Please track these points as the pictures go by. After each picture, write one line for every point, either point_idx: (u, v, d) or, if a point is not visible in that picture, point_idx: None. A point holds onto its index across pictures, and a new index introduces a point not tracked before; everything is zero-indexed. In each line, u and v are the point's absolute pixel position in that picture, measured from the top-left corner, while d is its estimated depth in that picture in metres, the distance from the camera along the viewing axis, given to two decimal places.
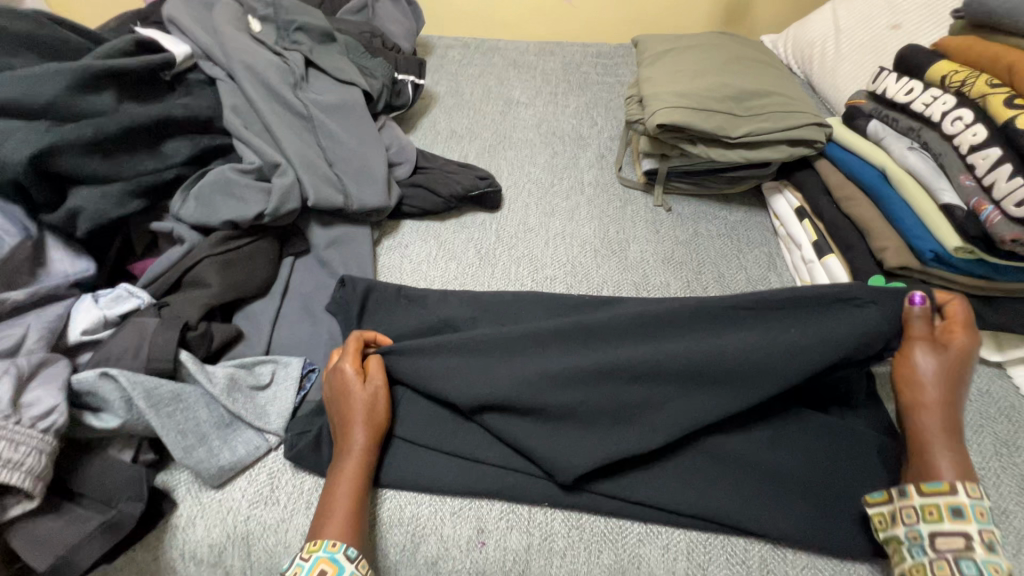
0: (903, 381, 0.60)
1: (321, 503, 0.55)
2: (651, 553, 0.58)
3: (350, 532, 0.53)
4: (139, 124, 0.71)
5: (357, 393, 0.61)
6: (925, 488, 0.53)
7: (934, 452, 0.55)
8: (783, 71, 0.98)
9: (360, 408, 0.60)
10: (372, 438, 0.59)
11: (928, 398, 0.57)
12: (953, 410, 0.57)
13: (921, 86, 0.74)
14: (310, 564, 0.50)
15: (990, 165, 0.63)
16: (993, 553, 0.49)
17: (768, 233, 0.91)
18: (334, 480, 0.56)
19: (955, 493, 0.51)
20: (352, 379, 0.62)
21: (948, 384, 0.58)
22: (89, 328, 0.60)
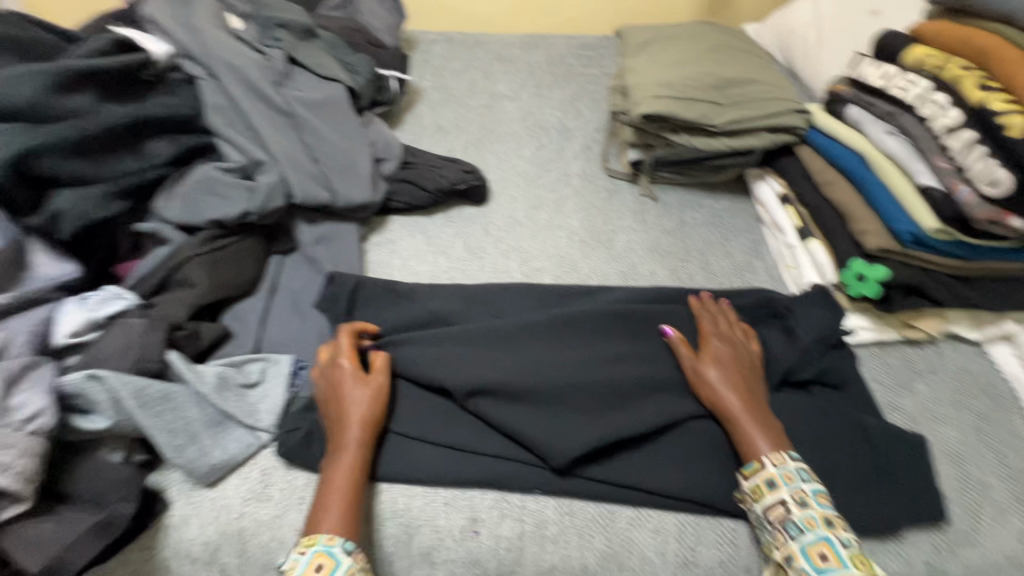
0: (698, 390, 0.64)
1: (319, 496, 0.56)
2: (642, 537, 0.59)
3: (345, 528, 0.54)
4: (119, 125, 0.70)
5: (356, 393, 0.61)
6: (746, 472, 0.58)
7: (751, 434, 0.59)
8: (764, 58, 0.99)
9: (358, 406, 0.60)
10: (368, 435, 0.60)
11: (726, 395, 0.62)
12: (742, 397, 0.62)
13: (897, 71, 0.76)
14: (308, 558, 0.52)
15: (964, 146, 0.64)
16: (806, 508, 0.54)
17: (753, 220, 0.92)
18: (329, 477, 0.57)
19: (765, 467, 0.57)
20: (352, 379, 0.62)
21: (733, 379, 0.63)
22: (75, 330, 0.59)
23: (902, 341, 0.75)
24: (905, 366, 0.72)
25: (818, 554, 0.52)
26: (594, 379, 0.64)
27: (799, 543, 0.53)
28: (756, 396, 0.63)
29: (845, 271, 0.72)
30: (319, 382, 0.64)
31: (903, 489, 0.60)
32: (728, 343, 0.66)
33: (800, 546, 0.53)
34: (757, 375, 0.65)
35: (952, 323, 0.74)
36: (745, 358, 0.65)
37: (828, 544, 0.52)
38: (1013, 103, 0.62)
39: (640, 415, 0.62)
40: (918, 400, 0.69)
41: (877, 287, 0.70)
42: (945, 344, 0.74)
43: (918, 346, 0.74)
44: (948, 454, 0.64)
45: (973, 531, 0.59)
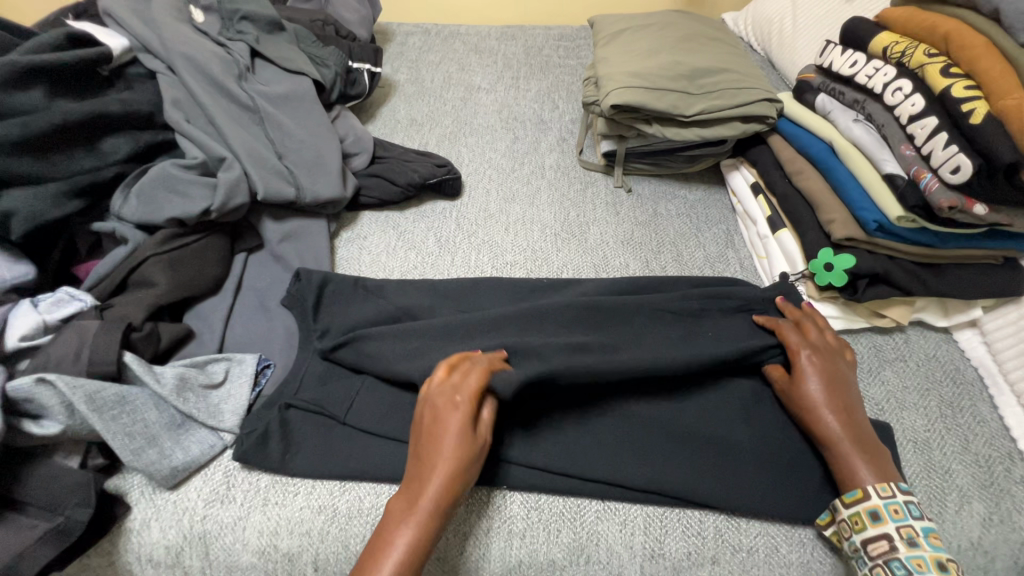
0: (795, 405, 0.62)
1: (378, 534, 0.51)
2: (609, 529, 0.59)
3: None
4: (73, 122, 0.68)
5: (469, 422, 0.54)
6: (847, 500, 0.55)
7: (852, 461, 0.56)
8: (737, 47, 0.98)
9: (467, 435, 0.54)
10: (464, 475, 0.52)
11: (824, 413, 0.59)
12: (850, 418, 0.59)
13: (864, 58, 0.74)
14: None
15: (927, 134, 0.63)
16: (915, 548, 0.51)
17: (726, 210, 0.91)
18: (391, 533, 0.50)
19: (870, 497, 0.54)
20: (466, 403, 0.55)
21: (830, 392, 0.61)
22: (27, 334, 0.58)
23: (871, 330, 0.75)
24: (873, 354, 0.72)
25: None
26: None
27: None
28: (856, 415, 0.60)
29: (815, 260, 0.72)
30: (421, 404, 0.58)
31: None
32: (819, 355, 0.64)
33: None
34: (853, 388, 0.62)
35: (921, 310, 0.75)
36: (846, 374, 0.63)
37: None
38: (976, 90, 0.61)
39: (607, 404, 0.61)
40: (886, 387, 0.69)
41: (844, 276, 0.70)
42: (912, 332, 0.75)
43: (888, 334, 0.74)
44: (914, 441, 0.64)
45: (937, 517, 0.59)
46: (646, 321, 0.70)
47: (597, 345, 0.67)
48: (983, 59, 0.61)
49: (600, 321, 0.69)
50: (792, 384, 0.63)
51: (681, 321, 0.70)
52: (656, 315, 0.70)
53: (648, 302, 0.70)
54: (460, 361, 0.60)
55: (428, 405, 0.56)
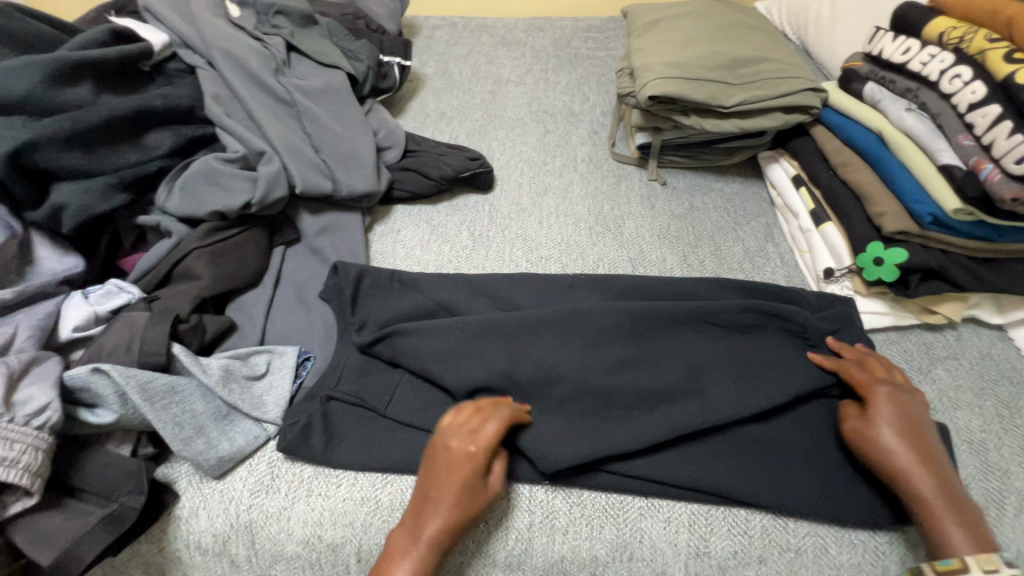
0: (868, 455, 0.56)
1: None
2: (653, 526, 0.58)
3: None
4: (119, 117, 0.69)
5: (477, 464, 0.55)
6: (937, 567, 0.49)
7: (943, 521, 0.50)
8: (777, 36, 0.96)
9: (473, 480, 0.54)
10: (461, 519, 0.53)
11: (905, 466, 0.54)
12: (931, 470, 0.53)
13: (918, 45, 0.71)
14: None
15: (990, 123, 0.61)
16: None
17: (765, 203, 0.89)
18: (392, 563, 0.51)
19: (969, 570, 0.47)
20: (480, 445, 0.56)
21: (911, 443, 0.55)
22: (79, 325, 0.59)
23: (920, 326, 0.73)
24: (924, 352, 0.70)
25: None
26: (602, 390, 0.63)
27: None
28: (941, 466, 0.54)
29: (862, 254, 0.70)
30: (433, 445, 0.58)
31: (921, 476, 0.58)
32: (894, 393, 0.59)
33: None
34: (933, 434, 0.56)
35: (974, 307, 0.72)
36: (924, 418, 0.57)
37: None
38: None
39: (642, 425, 0.60)
40: (938, 386, 0.67)
41: (895, 271, 0.68)
42: (964, 329, 0.72)
43: (938, 331, 0.72)
44: (969, 442, 0.62)
45: (995, 521, 0.57)
46: (694, 339, 0.67)
47: (637, 359, 0.65)
48: None
49: (643, 323, 0.67)
50: (863, 431, 0.57)
51: (731, 336, 0.68)
52: (704, 328, 0.68)
53: (695, 312, 0.68)
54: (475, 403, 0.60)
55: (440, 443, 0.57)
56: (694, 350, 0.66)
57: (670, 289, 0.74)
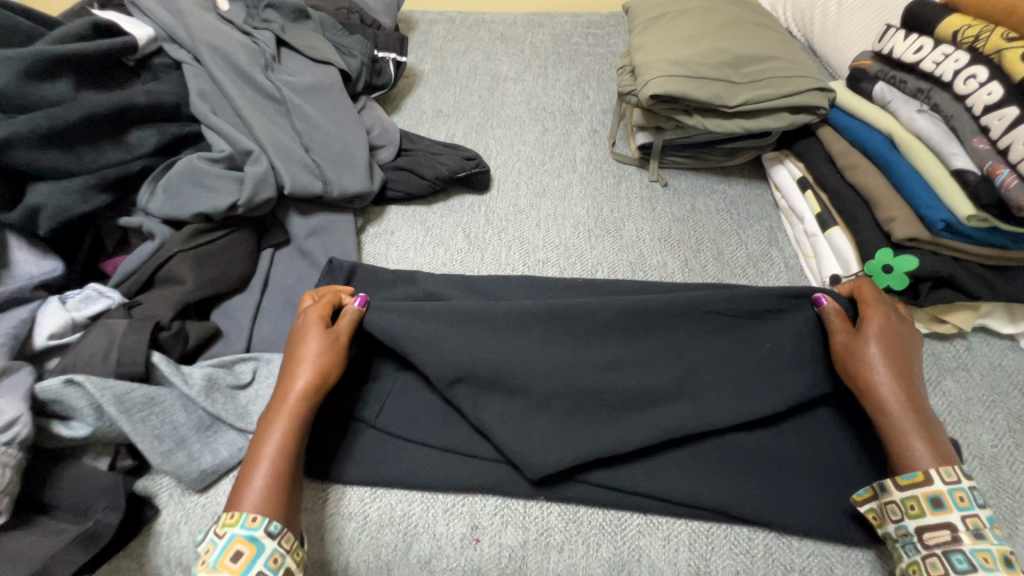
0: (849, 366, 0.58)
1: (246, 462, 0.51)
2: (652, 544, 0.56)
3: (268, 500, 0.49)
4: (100, 114, 0.66)
5: (314, 337, 0.58)
6: (902, 481, 0.51)
7: (907, 428, 0.53)
8: (784, 33, 0.93)
9: (318, 348, 0.58)
10: (323, 374, 0.56)
11: (880, 380, 0.56)
12: (906, 387, 0.55)
13: (931, 44, 0.68)
14: (224, 543, 0.46)
15: (1006, 126, 0.58)
16: (982, 540, 0.47)
17: (769, 206, 0.87)
18: (262, 440, 0.52)
19: (932, 482, 0.50)
20: (312, 328, 0.59)
21: (891, 359, 0.57)
22: (55, 332, 0.57)
23: (929, 336, 0.70)
24: (933, 362, 0.68)
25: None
26: (597, 388, 0.61)
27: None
28: (916, 387, 0.56)
29: (871, 262, 0.67)
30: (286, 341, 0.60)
31: None
32: (889, 321, 0.60)
33: None
34: (915, 363, 0.58)
35: (985, 316, 0.70)
36: (912, 349, 0.59)
37: None
38: None
39: (631, 426, 0.59)
40: (947, 399, 0.65)
41: (905, 279, 0.65)
42: (974, 338, 0.70)
43: (947, 340, 0.70)
44: (980, 457, 0.60)
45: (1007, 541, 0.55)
46: (693, 332, 0.64)
47: (639, 366, 0.63)
48: None
49: (639, 322, 0.64)
50: (850, 345, 0.59)
51: (731, 327, 0.65)
52: (703, 316, 0.65)
53: (690, 302, 0.65)
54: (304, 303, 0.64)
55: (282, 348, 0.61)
56: (691, 345, 0.64)
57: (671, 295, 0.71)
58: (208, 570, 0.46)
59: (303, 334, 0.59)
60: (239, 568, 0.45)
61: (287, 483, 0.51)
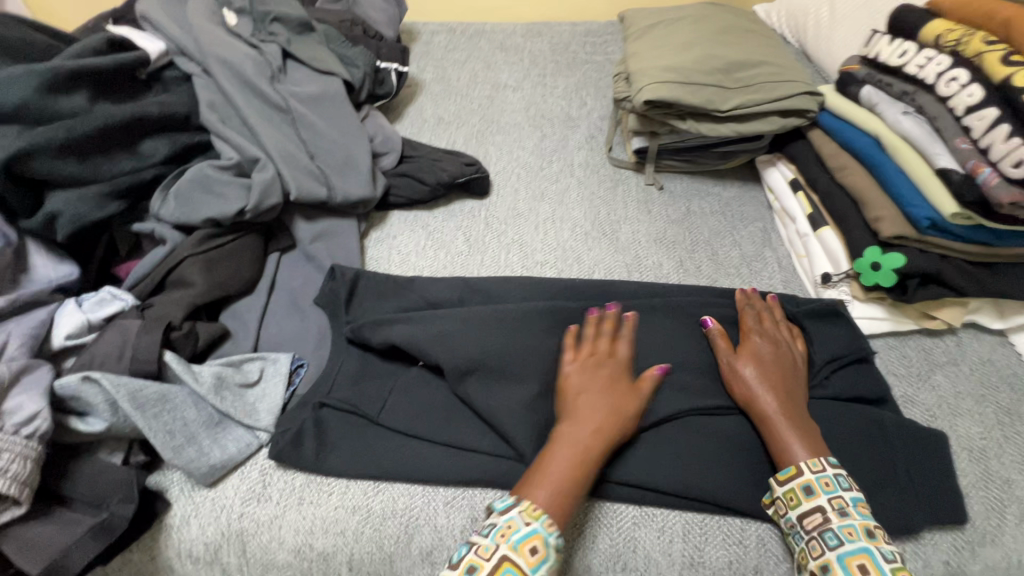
0: (730, 386, 0.63)
1: (532, 475, 0.55)
2: (646, 536, 0.58)
3: (554, 510, 0.52)
4: (114, 125, 0.69)
5: (626, 390, 0.60)
6: (780, 477, 0.56)
7: (786, 436, 0.57)
8: (774, 39, 0.95)
9: (628, 391, 0.60)
10: (611, 408, 0.59)
11: (760, 395, 0.60)
12: (785, 399, 0.60)
13: (915, 48, 0.71)
14: (527, 532, 0.51)
15: (986, 126, 0.60)
16: (846, 517, 0.52)
17: (763, 208, 0.89)
18: (551, 457, 0.55)
19: (802, 473, 0.55)
20: (622, 384, 0.61)
21: (773, 381, 0.62)
22: (72, 333, 0.59)
23: (920, 332, 0.72)
24: (923, 358, 0.69)
25: (857, 565, 0.49)
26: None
27: (836, 552, 0.50)
28: (794, 398, 0.61)
29: (861, 259, 0.69)
30: (570, 373, 0.62)
31: (921, 492, 0.57)
32: (764, 340, 0.65)
33: (836, 555, 0.50)
34: (794, 375, 0.63)
35: (975, 312, 0.71)
36: (789, 364, 0.64)
37: (867, 555, 0.50)
38: None
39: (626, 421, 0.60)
40: (938, 392, 0.66)
41: (892, 276, 0.67)
42: (965, 335, 0.71)
43: (938, 336, 0.71)
44: (969, 450, 0.61)
45: (995, 530, 0.56)
46: (684, 330, 0.69)
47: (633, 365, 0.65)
48: None
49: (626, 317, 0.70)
50: (727, 368, 0.64)
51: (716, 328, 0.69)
52: (694, 321, 0.70)
53: (682, 306, 0.70)
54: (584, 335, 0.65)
55: (574, 378, 0.61)
56: (679, 344, 0.67)
57: (663, 294, 0.74)
58: (509, 546, 0.50)
59: (587, 373, 0.61)
60: (536, 561, 0.50)
61: (572, 502, 0.54)
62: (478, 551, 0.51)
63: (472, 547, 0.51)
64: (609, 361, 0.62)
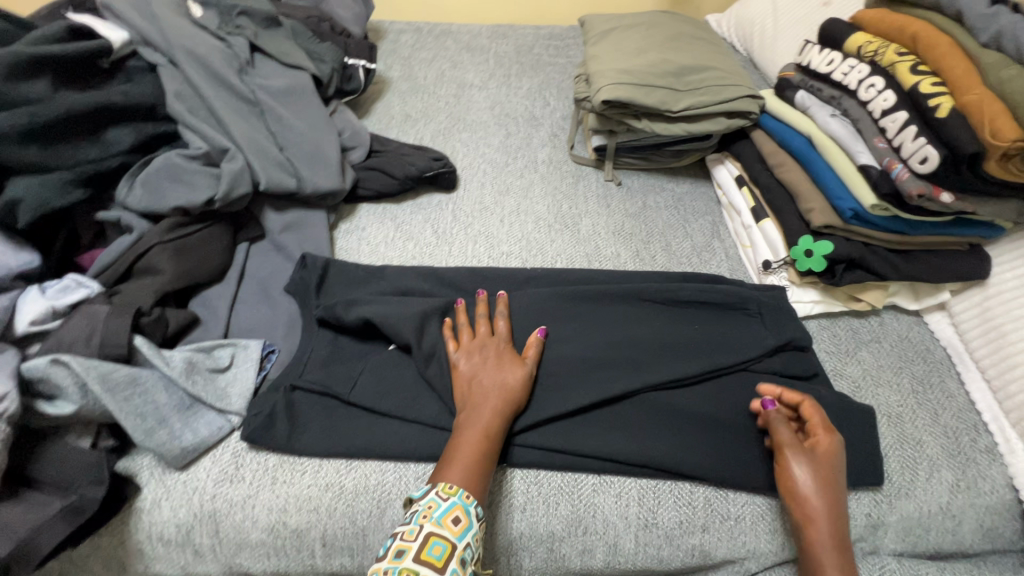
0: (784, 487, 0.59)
1: (447, 454, 0.57)
2: (605, 501, 0.62)
3: (472, 481, 0.55)
4: (77, 112, 0.69)
5: (512, 362, 0.65)
6: None
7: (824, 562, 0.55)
8: (721, 46, 1.02)
9: (515, 363, 0.65)
10: (509, 381, 0.63)
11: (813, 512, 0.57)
12: (835, 521, 0.56)
13: (840, 57, 0.79)
14: (447, 505, 0.52)
15: (898, 127, 0.68)
16: None
17: (712, 203, 0.96)
18: (461, 435, 0.58)
19: None
20: (509, 357, 0.66)
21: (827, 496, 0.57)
22: (36, 319, 0.59)
23: (848, 313, 0.80)
24: (850, 336, 0.77)
25: None
26: (552, 358, 0.69)
27: None
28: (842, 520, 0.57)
29: (796, 247, 0.76)
30: (461, 356, 0.66)
31: (848, 454, 0.63)
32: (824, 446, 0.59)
33: None
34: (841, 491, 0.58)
35: (894, 295, 0.79)
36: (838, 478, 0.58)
37: None
38: (942, 86, 0.66)
39: (582, 395, 0.65)
40: (862, 366, 0.73)
41: (823, 261, 0.74)
42: (886, 315, 0.80)
43: (863, 317, 0.79)
44: (888, 415, 0.69)
45: (909, 485, 0.64)
46: (639, 313, 0.74)
47: (590, 343, 0.70)
48: (948, 57, 0.66)
49: (585, 302, 0.74)
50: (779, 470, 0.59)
51: (667, 310, 0.74)
52: (647, 306, 0.75)
53: (635, 291, 0.75)
54: (460, 324, 0.69)
55: (464, 364, 0.65)
56: (634, 324, 0.73)
57: (619, 281, 0.79)
58: (434, 523, 0.51)
59: (481, 354, 0.66)
60: (460, 530, 0.52)
61: (485, 471, 0.57)
62: (405, 536, 0.50)
63: (398, 534, 0.51)
64: (490, 341, 0.67)
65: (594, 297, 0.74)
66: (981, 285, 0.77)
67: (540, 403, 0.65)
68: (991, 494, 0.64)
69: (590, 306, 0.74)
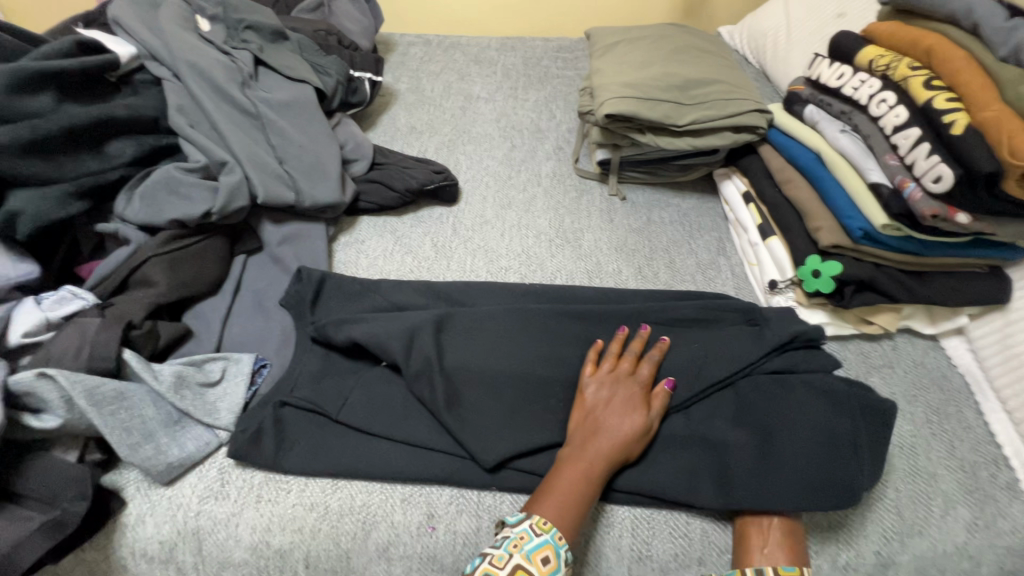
0: None
1: (546, 484, 0.57)
2: (596, 532, 0.60)
3: (566, 521, 0.54)
4: (79, 126, 0.70)
5: (639, 408, 0.62)
6: None
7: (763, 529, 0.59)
8: (730, 60, 1.00)
9: (639, 409, 0.61)
10: (627, 429, 0.60)
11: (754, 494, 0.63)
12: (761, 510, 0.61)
13: (851, 71, 0.77)
14: (541, 541, 0.52)
15: (911, 144, 0.65)
16: None
17: (719, 218, 0.93)
18: (558, 474, 0.57)
19: None
20: (636, 402, 0.62)
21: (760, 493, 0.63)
22: (30, 329, 0.60)
23: (860, 336, 0.76)
24: (862, 360, 0.73)
25: None
26: (546, 378, 0.67)
27: None
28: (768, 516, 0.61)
29: (803, 267, 0.74)
30: (599, 390, 0.63)
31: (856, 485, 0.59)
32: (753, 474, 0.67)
33: None
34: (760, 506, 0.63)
35: (908, 318, 0.76)
36: None
37: None
38: (957, 101, 0.63)
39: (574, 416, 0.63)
40: None
41: (831, 282, 0.71)
42: (900, 339, 0.76)
43: (875, 340, 0.76)
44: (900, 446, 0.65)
45: (922, 521, 0.60)
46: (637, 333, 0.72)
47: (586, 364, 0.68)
48: (963, 71, 0.63)
49: (583, 320, 0.72)
50: None
51: (667, 331, 0.72)
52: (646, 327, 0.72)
53: (635, 311, 0.72)
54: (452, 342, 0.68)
55: (591, 393, 0.63)
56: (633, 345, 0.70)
57: (618, 300, 0.77)
58: (524, 556, 0.51)
59: (604, 391, 0.63)
60: (549, 570, 0.51)
61: (582, 513, 0.55)
62: (495, 561, 0.52)
63: (488, 556, 0.52)
64: (627, 380, 0.64)
65: (592, 315, 0.72)
66: (1001, 309, 0.73)
67: (530, 424, 0.63)
68: (1012, 534, 0.59)
69: (588, 324, 0.72)
